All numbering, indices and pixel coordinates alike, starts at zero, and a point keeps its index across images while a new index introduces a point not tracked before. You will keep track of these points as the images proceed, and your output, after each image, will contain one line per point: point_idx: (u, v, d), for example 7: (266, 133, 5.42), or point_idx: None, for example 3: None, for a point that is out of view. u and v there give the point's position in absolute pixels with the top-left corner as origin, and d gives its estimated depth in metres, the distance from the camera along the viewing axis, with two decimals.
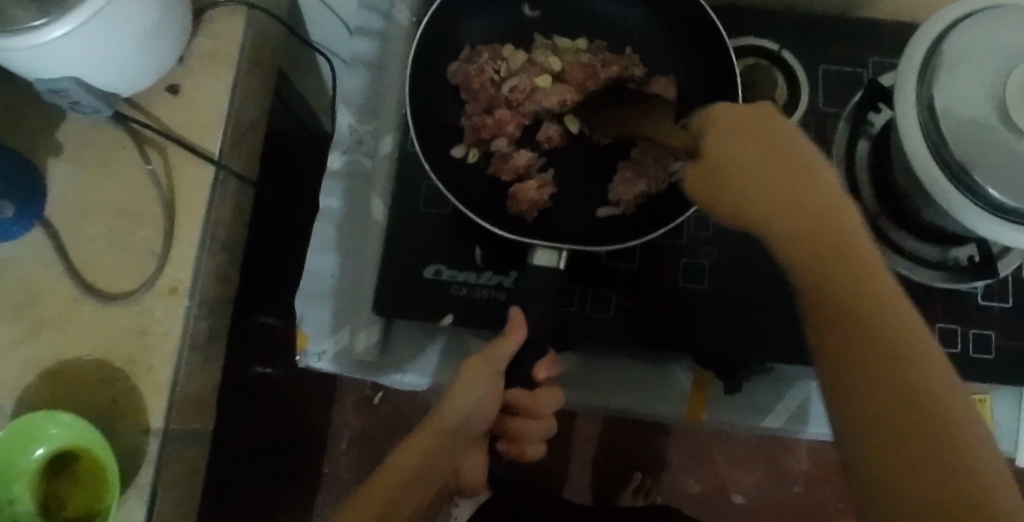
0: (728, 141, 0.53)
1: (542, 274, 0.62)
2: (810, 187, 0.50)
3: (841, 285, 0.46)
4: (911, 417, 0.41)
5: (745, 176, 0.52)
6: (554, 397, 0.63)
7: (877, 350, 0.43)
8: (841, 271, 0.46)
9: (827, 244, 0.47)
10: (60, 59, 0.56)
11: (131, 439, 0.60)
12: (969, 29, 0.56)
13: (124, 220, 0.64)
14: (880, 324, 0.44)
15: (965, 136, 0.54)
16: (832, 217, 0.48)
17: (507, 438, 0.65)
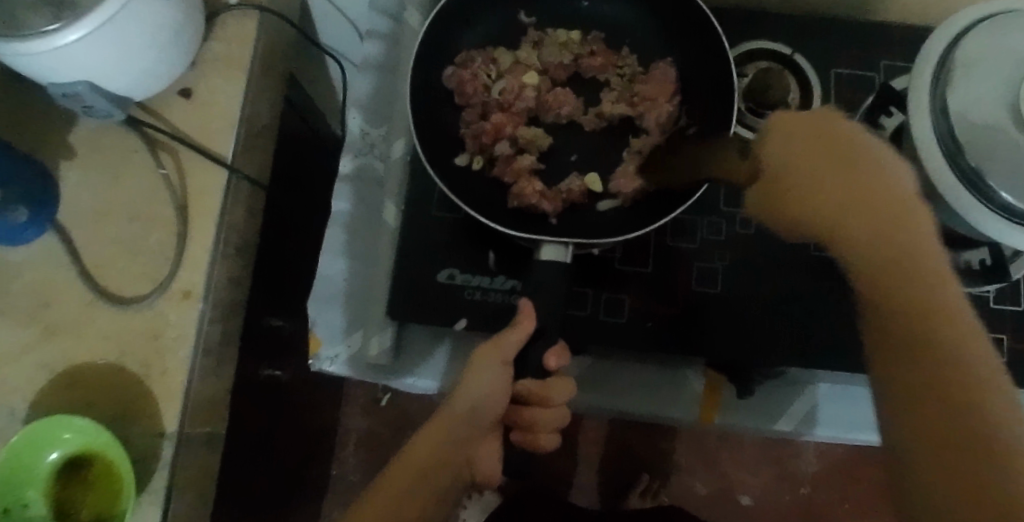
0: (789, 146, 0.53)
1: (551, 270, 0.60)
2: (873, 179, 0.50)
3: (903, 287, 0.48)
4: (942, 419, 0.45)
5: (800, 176, 0.52)
6: (567, 388, 0.59)
7: (922, 348, 0.47)
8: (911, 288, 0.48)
9: (883, 241, 0.49)
10: (74, 64, 0.56)
11: (146, 443, 0.60)
12: (981, 34, 0.56)
13: (137, 224, 0.64)
14: (928, 318, 0.47)
15: (980, 140, 0.54)
16: (896, 210, 0.50)
17: (521, 427, 0.60)
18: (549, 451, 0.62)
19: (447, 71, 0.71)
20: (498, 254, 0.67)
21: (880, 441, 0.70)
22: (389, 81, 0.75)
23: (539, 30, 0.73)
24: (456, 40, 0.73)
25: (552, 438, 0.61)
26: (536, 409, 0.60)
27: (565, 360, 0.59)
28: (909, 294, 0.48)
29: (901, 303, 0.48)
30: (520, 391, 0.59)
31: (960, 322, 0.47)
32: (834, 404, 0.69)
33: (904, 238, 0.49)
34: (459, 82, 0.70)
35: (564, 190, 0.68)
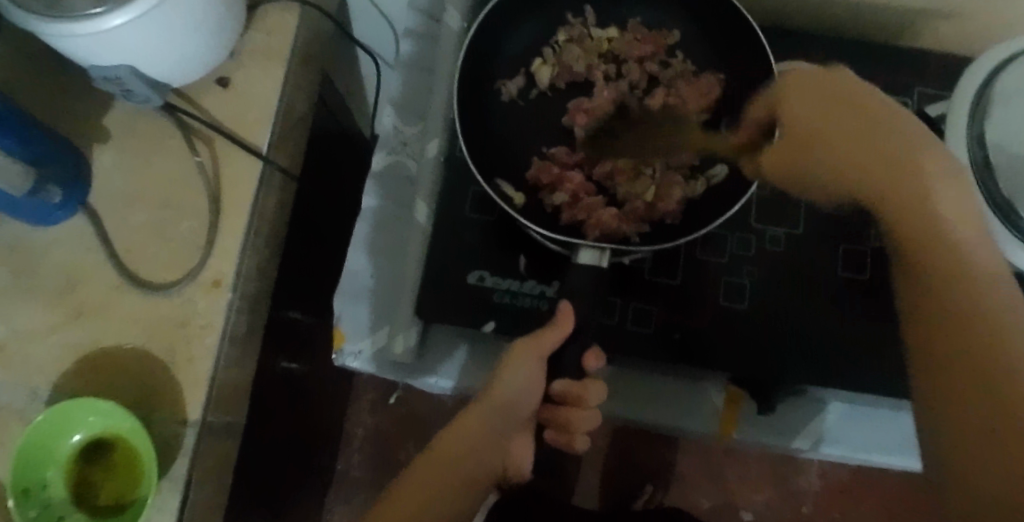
0: (804, 103, 0.50)
1: (586, 274, 0.61)
2: (885, 131, 0.47)
3: (918, 222, 0.46)
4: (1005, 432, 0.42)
5: (837, 142, 0.48)
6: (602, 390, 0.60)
7: (942, 280, 0.45)
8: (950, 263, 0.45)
9: (917, 205, 0.46)
10: (115, 48, 0.56)
11: (168, 430, 0.60)
12: (1021, 67, 0.56)
13: (170, 210, 0.64)
14: (950, 272, 0.45)
15: (1012, 172, 0.54)
16: (887, 157, 0.46)
17: (555, 426, 0.62)
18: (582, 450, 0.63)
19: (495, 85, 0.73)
20: (528, 258, 0.68)
21: (922, 468, 0.70)
22: (424, 80, 0.76)
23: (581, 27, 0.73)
24: (494, 43, 0.73)
25: (585, 438, 0.62)
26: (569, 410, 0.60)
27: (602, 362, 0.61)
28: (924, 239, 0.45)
29: (921, 245, 0.46)
30: (556, 391, 0.60)
31: (962, 260, 0.45)
32: (851, 425, 0.69)
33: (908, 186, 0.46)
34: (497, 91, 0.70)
35: (631, 210, 0.66)
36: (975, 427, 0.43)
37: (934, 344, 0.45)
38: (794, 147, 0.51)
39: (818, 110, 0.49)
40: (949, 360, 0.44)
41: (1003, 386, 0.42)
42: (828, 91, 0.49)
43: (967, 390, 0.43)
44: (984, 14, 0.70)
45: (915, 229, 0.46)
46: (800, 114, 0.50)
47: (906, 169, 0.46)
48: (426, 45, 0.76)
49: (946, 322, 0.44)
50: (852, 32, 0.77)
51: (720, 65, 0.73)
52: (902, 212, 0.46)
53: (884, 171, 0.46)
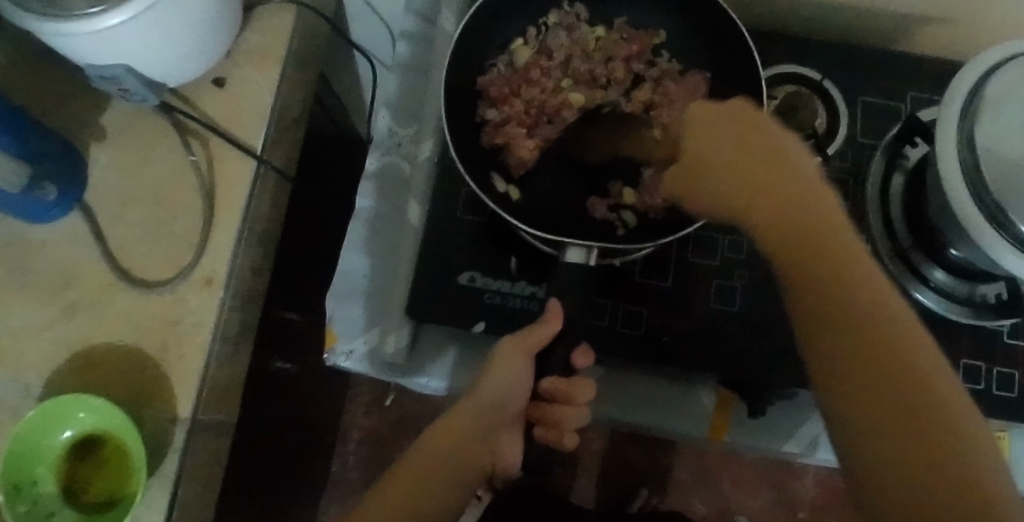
0: (701, 138, 0.55)
1: (576, 273, 0.61)
2: (788, 177, 0.49)
3: (817, 268, 0.44)
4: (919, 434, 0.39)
5: (719, 172, 0.52)
6: (589, 389, 0.61)
7: (840, 310, 0.43)
8: (859, 288, 0.43)
9: (816, 253, 0.45)
10: (111, 48, 0.56)
11: (159, 427, 0.60)
12: (1011, 72, 0.56)
13: (164, 208, 0.65)
14: (852, 292, 0.43)
15: (1009, 175, 0.53)
16: (762, 181, 0.50)
17: (544, 423, 0.62)
18: (571, 447, 0.63)
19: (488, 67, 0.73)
20: (519, 259, 0.68)
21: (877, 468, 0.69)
22: (419, 82, 0.76)
23: (567, 19, 0.74)
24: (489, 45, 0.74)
25: (573, 436, 0.63)
26: (558, 410, 0.61)
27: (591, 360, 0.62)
28: (838, 277, 0.44)
29: (823, 275, 0.44)
30: (544, 388, 0.61)
31: (882, 302, 0.43)
32: None
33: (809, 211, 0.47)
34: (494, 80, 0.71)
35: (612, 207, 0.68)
36: (883, 449, 0.40)
37: (837, 377, 0.42)
38: (689, 176, 0.54)
39: (725, 152, 0.52)
40: (857, 400, 0.41)
41: (938, 429, 0.39)
42: (719, 114, 0.55)
43: (878, 418, 0.40)
44: (977, 19, 0.71)
45: (810, 270, 0.45)
46: (700, 133, 0.55)
47: (858, 257, 0.44)
48: (421, 47, 0.77)
49: (871, 357, 0.41)
50: (846, 37, 0.77)
51: (705, 65, 0.73)
52: (815, 224, 0.46)
53: (796, 204, 0.47)
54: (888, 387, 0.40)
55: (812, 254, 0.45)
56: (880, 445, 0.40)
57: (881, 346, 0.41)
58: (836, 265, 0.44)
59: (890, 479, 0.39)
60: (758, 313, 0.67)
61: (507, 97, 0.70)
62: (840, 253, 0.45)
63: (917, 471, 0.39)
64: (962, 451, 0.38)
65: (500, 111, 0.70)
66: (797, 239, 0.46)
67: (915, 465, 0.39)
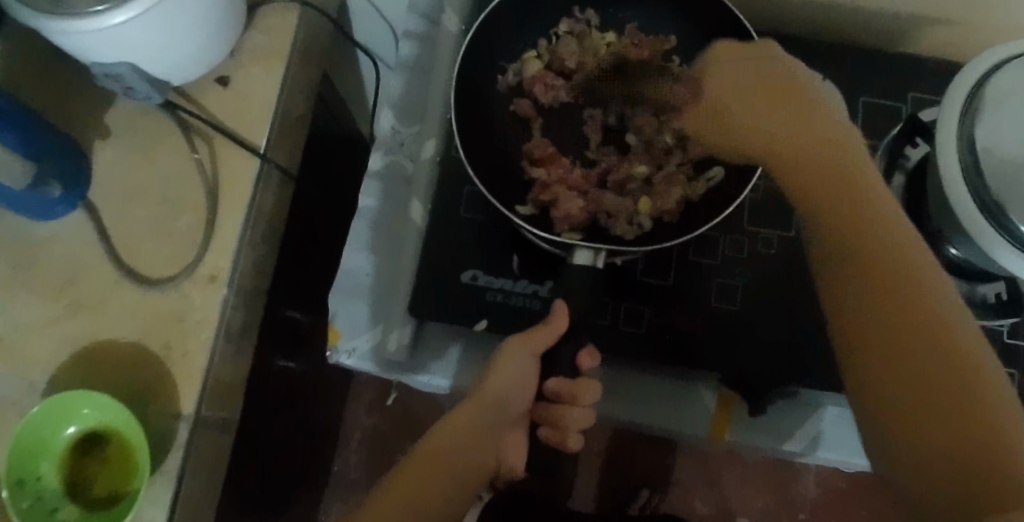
0: (721, 79, 0.56)
1: (580, 273, 0.61)
2: (824, 153, 0.50)
3: (838, 263, 0.46)
4: (948, 388, 0.41)
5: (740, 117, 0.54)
6: (596, 388, 0.61)
7: (888, 284, 0.44)
8: (895, 247, 0.45)
9: (845, 215, 0.47)
10: (116, 46, 0.57)
11: (162, 423, 0.61)
12: (1011, 72, 0.56)
13: (169, 207, 0.65)
14: (931, 324, 0.43)
15: (1010, 175, 0.54)
16: (794, 143, 0.51)
17: (550, 424, 0.62)
18: (575, 450, 0.63)
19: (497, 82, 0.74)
20: (522, 258, 0.68)
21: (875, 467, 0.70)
22: (423, 81, 0.76)
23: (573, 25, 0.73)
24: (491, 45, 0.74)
25: (579, 438, 0.62)
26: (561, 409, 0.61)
27: (596, 361, 0.62)
28: (891, 274, 0.44)
29: (860, 279, 0.45)
30: (551, 387, 0.61)
31: (925, 289, 0.44)
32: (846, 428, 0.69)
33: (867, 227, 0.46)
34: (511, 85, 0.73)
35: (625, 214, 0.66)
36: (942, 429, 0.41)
37: (863, 358, 0.44)
38: (715, 121, 0.56)
39: (735, 98, 0.55)
40: (918, 381, 0.42)
41: (965, 396, 0.41)
42: (740, 66, 0.55)
43: (901, 397, 0.42)
44: (977, 19, 0.71)
45: (841, 260, 0.46)
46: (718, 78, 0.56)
47: (887, 220, 0.47)
48: (424, 46, 0.77)
49: (914, 337, 0.43)
50: (846, 37, 0.77)
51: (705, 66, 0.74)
52: (850, 206, 0.47)
53: (828, 166, 0.49)
54: (897, 367, 0.43)
55: (846, 215, 0.47)
56: (919, 430, 0.41)
57: (920, 326, 0.43)
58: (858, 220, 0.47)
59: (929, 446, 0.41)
60: (735, 312, 0.67)
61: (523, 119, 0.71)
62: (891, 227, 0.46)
63: (963, 442, 0.40)
64: (994, 425, 0.40)
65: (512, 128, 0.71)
66: (838, 206, 0.48)
67: (958, 435, 0.40)
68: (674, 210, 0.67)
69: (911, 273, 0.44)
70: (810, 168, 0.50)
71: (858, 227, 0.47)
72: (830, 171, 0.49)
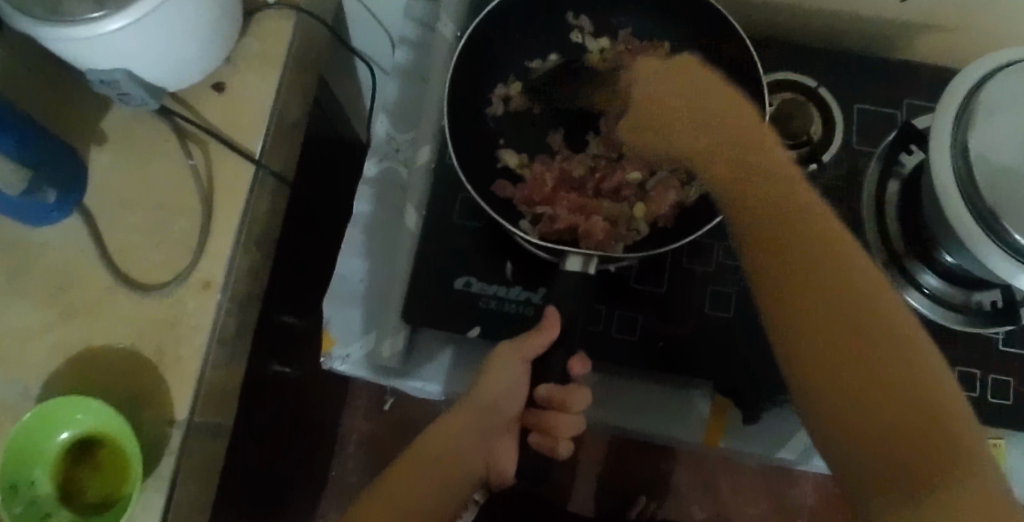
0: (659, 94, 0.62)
1: (573, 281, 0.61)
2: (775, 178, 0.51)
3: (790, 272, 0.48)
4: (903, 409, 0.43)
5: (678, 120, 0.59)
6: (586, 397, 0.60)
7: (824, 288, 0.46)
8: (838, 302, 0.46)
9: (784, 229, 0.49)
10: (111, 52, 0.57)
11: (155, 428, 0.61)
12: (1005, 80, 0.56)
13: (163, 212, 0.65)
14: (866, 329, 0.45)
15: (1003, 185, 0.54)
16: (751, 147, 0.54)
17: (540, 430, 0.61)
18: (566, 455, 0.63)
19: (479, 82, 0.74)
20: (515, 264, 0.68)
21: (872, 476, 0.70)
22: (418, 88, 0.77)
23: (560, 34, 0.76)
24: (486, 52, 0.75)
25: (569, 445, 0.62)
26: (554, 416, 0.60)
27: (586, 369, 0.61)
28: (840, 293, 0.46)
29: (829, 292, 0.46)
30: (541, 394, 0.60)
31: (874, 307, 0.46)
32: None
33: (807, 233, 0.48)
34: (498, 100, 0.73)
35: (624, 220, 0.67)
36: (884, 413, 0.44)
37: (819, 369, 0.46)
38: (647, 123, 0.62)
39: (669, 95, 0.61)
40: (850, 389, 0.45)
41: (920, 403, 0.43)
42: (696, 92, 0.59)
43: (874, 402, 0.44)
44: (974, 26, 0.71)
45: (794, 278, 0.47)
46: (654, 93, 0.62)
47: (824, 239, 0.48)
48: (420, 53, 0.77)
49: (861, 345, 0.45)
50: (843, 44, 0.77)
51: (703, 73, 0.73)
52: (793, 214, 0.49)
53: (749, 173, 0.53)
54: (870, 370, 0.45)
55: (784, 240, 0.48)
56: (864, 434, 0.44)
57: (875, 337, 0.45)
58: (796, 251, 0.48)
59: (884, 452, 0.43)
60: (729, 319, 0.67)
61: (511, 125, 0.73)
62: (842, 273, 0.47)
63: (912, 449, 0.43)
64: (961, 431, 0.43)
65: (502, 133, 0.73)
66: (775, 227, 0.49)
67: (913, 434, 0.43)
68: (669, 215, 0.67)
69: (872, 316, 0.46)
70: (764, 192, 0.51)
71: (819, 230, 0.49)
72: (770, 192, 0.51)
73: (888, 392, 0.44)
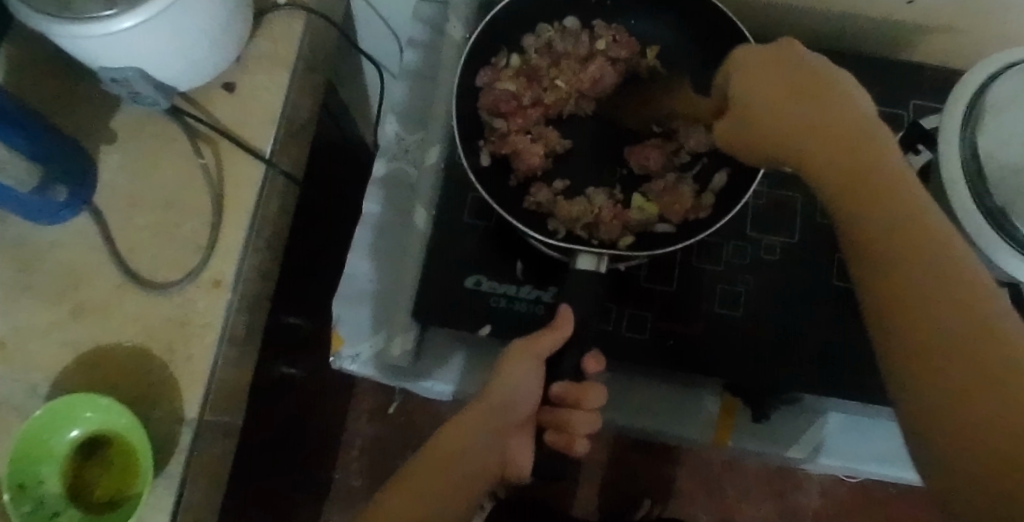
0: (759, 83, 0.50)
1: (587, 281, 0.62)
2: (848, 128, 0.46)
3: (910, 280, 0.40)
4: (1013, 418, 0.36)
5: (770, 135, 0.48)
6: (600, 393, 0.60)
7: (958, 316, 0.39)
8: (963, 335, 0.38)
9: (900, 245, 0.41)
10: (123, 50, 0.57)
11: (165, 427, 0.60)
12: (1014, 79, 0.56)
13: (173, 211, 0.65)
14: (970, 317, 0.38)
15: (1010, 180, 0.54)
16: (850, 126, 0.46)
17: (555, 427, 0.62)
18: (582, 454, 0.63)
19: (478, 85, 0.72)
20: (525, 264, 0.69)
21: (877, 473, 0.70)
22: (426, 89, 0.77)
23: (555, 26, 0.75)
24: (511, 59, 0.73)
25: (585, 441, 0.62)
26: (570, 415, 0.60)
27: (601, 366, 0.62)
28: (975, 325, 0.38)
29: (948, 322, 0.39)
30: (555, 392, 0.60)
31: (983, 300, 0.39)
32: (846, 434, 0.70)
33: (896, 207, 0.42)
34: (492, 101, 0.70)
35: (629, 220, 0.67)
36: (966, 423, 0.37)
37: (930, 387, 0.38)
38: (756, 132, 0.49)
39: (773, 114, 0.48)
40: (941, 380, 0.38)
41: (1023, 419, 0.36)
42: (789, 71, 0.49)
43: (964, 386, 0.37)
44: (981, 28, 0.71)
45: (880, 242, 0.42)
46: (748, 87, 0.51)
47: (939, 247, 0.41)
48: (428, 55, 0.78)
49: (970, 320, 0.38)
50: (848, 45, 0.78)
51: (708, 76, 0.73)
52: (902, 230, 0.41)
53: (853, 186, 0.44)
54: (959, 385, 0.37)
55: (907, 249, 0.41)
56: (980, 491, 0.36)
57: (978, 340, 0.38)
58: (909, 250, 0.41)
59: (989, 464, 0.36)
60: (738, 318, 0.67)
61: (514, 108, 0.70)
62: (929, 241, 0.41)
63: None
64: None
65: (508, 123, 0.70)
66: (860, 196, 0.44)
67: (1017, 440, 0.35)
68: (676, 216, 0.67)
69: (967, 293, 0.39)
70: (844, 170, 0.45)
71: (950, 262, 0.40)
72: (886, 200, 0.43)
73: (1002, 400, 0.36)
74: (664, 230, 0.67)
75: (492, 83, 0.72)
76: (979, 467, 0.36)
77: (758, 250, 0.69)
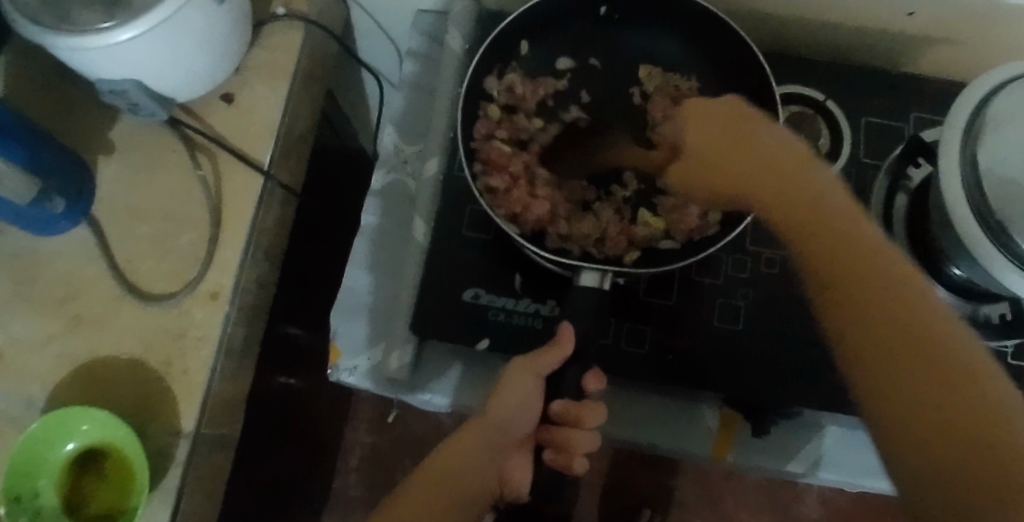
0: (697, 126, 0.62)
1: (587, 295, 0.61)
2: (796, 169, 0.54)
3: (851, 291, 0.46)
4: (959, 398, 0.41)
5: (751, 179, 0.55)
6: (602, 412, 0.60)
7: (893, 319, 0.44)
8: (913, 331, 0.44)
9: (842, 266, 0.47)
10: (121, 62, 0.57)
11: (162, 440, 0.60)
12: (1014, 93, 0.56)
13: (171, 224, 0.65)
14: (907, 315, 0.44)
15: (1009, 195, 0.54)
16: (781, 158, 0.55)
17: (554, 447, 0.61)
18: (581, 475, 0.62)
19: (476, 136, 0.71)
20: (524, 277, 0.68)
21: (878, 486, 0.69)
22: (425, 100, 0.77)
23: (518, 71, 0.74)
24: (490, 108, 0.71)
25: (585, 461, 0.61)
26: (567, 428, 0.60)
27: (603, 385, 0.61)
28: (908, 323, 0.44)
29: (889, 325, 0.44)
30: (556, 411, 0.60)
31: (910, 291, 0.45)
32: (846, 449, 0.69)
33: (828, 228, 0.49)
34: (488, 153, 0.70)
35: (640, 237, 0.67)
36: (914, 396, 0.42)
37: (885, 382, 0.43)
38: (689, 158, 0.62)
39: (742, 159, 0.57)
40: (882, 366, 0.43)
41: (964, 386, 0.41)
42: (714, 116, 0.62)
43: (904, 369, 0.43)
44: (982, 40, 0.71)
45: (821, 260, 0.48)
46: (698, 132, 0.62)
47: (872, 256, 0.47)
48: (427, 65, 0.78)
49: (901, 315, 0.44)
50: (849, 57, 0.78)
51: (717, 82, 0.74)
52: (853, 257, 0.47)
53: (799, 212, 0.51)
54: (921, 370, 0.42)
55: (850, 271, 0.47)
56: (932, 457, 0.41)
57: (912, 330, 0.44)
58: (853, 267, 0.47)
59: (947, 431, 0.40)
60: (737, 333, 0.67)
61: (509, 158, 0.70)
62: (865, 258, 0.47)
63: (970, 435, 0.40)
64: (990, 395, 0.41)
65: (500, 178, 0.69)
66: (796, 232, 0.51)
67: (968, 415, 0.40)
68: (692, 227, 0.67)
69: (900, 300, 0.45)
70: (798, 209, 0.51)
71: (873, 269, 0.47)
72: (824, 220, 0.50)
73: (931, 372, 0.42)
74: (668, 246, 0.67)
75: (488, 137, 0.71)
76: (951, 451, 0.40)
77: (757, 263, 0.69)
